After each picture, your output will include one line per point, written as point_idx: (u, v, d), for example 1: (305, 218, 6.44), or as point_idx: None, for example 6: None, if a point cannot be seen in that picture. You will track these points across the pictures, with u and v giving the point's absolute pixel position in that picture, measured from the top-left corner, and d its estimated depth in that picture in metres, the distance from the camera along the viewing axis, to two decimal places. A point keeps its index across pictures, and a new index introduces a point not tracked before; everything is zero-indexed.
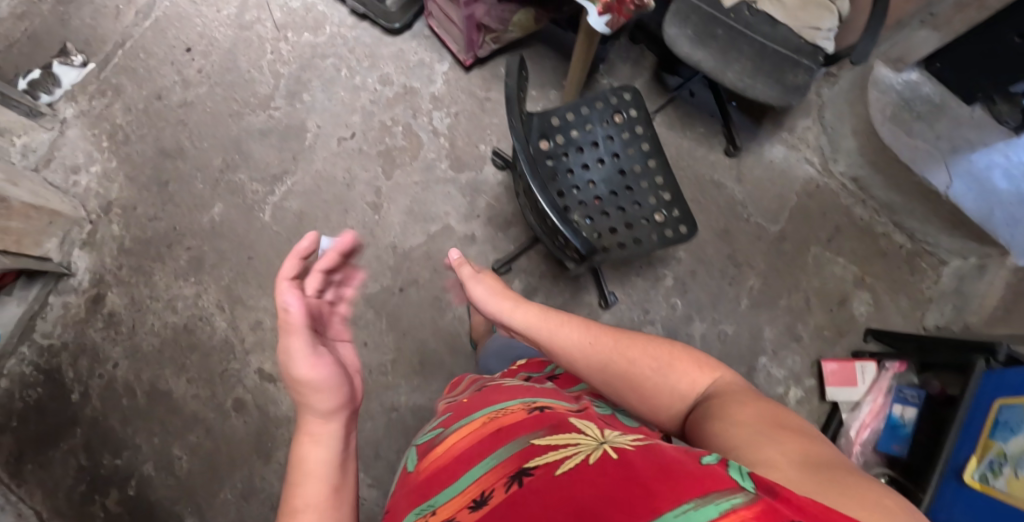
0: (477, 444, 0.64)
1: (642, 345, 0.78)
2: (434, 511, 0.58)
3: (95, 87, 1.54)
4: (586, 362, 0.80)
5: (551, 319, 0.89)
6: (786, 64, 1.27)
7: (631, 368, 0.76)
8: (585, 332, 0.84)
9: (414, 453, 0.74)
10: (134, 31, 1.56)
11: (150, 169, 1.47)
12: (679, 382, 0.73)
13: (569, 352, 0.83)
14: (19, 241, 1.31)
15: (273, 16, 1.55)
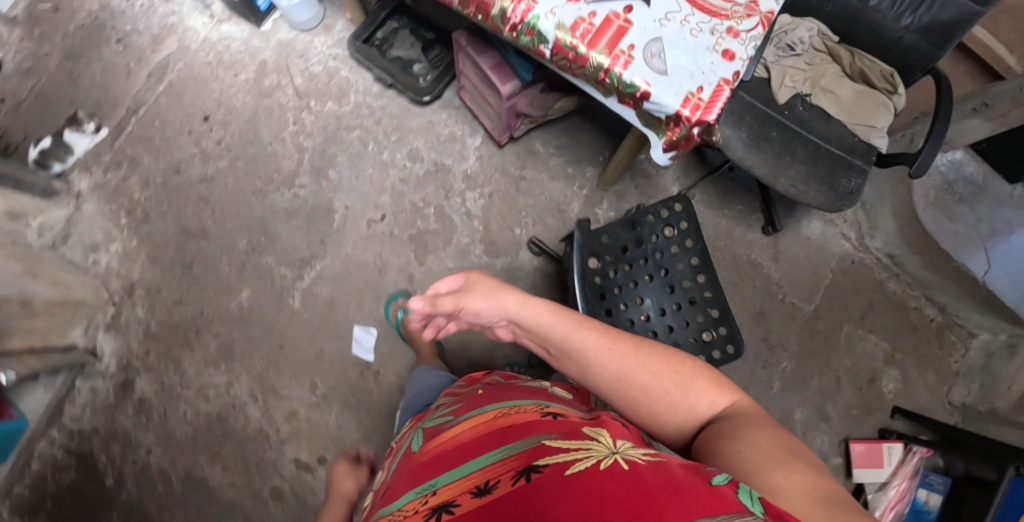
0: (486, 434, 0.64)
1: (661, 358, 0.75)
2: (435, 491, 0.59)
3: (110, 157, 1.48)
4: (598, 375, 0.78)
5: (561, 324, 0.82)
6: (839, 167, 1.24)
7: (647, 385, 0.74)
8: (603, 336, 0.80)
9: (422, 434, 0.75)
10: (148, 96, 1.50)
11: (172, 250, 1.43)
12: (697, 402, 0.72)
13: (583, 359, 0.79)
14: (45, 337, 1.29)
15: (294, 82, 1.49)
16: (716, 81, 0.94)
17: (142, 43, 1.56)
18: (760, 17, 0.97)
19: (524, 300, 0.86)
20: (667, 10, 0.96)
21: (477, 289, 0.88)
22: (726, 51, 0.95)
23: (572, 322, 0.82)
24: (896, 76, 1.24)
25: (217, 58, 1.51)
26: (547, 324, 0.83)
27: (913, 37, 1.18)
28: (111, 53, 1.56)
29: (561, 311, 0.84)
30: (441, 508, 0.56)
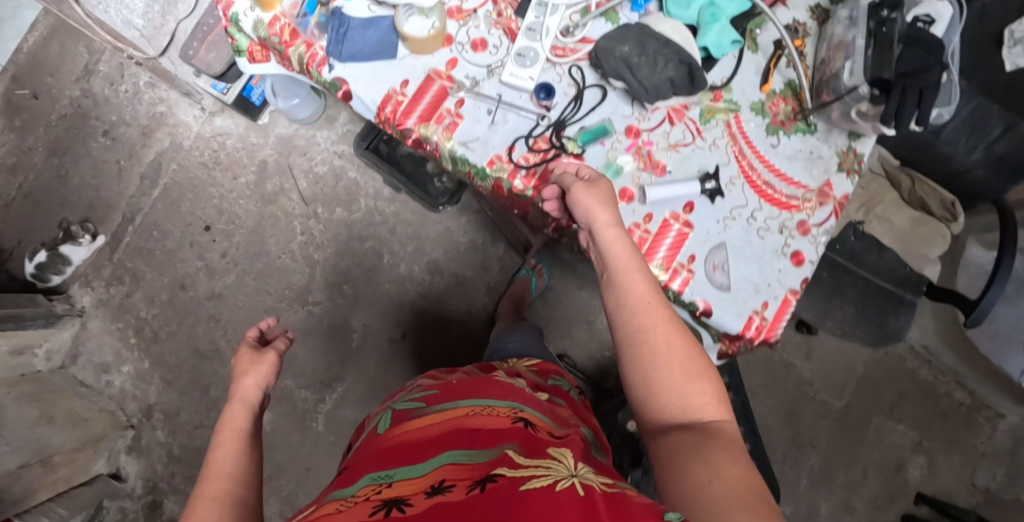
0: (453, 434, 0.66)
1: (688, 343, 0.69)
2: (389, 483, 0.60)
3: (110, 270, 1.40)
4: (622, 322, 0.72)
5: (623, 262, 0.75)
6: (888, 305, 1.19)
7: (659, 356, 0.69)
8: (651, 291, 0.73)
9: (388, 416, 0.74)
10: (143, 202, 1.41)
11: (187, 372, 1.37)
12: (691, 400, 0.67)
13: (620, 300, 0.73)
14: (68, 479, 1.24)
15: (299, 185, 1.39)
16: (783, 292, 0.88)
17: (132, 136, 1.45)
18: (831, 205, 0.91)
19: (615, 227, 0.76)
20: (733, 205, 0.88)
21: (584, 185, 0.78)
22: (795, 254, 0.89)
23: (634, 259, 0.75)
24: (955, 204, 1.19)
25: (212, 157, 1.40)
26: (613, 253, 0.75)
27: (983, 171, 1.12)
28: (99, 147, 1.45)
29: (631, 250, 0.76)
30: (393, 502, 0.56)
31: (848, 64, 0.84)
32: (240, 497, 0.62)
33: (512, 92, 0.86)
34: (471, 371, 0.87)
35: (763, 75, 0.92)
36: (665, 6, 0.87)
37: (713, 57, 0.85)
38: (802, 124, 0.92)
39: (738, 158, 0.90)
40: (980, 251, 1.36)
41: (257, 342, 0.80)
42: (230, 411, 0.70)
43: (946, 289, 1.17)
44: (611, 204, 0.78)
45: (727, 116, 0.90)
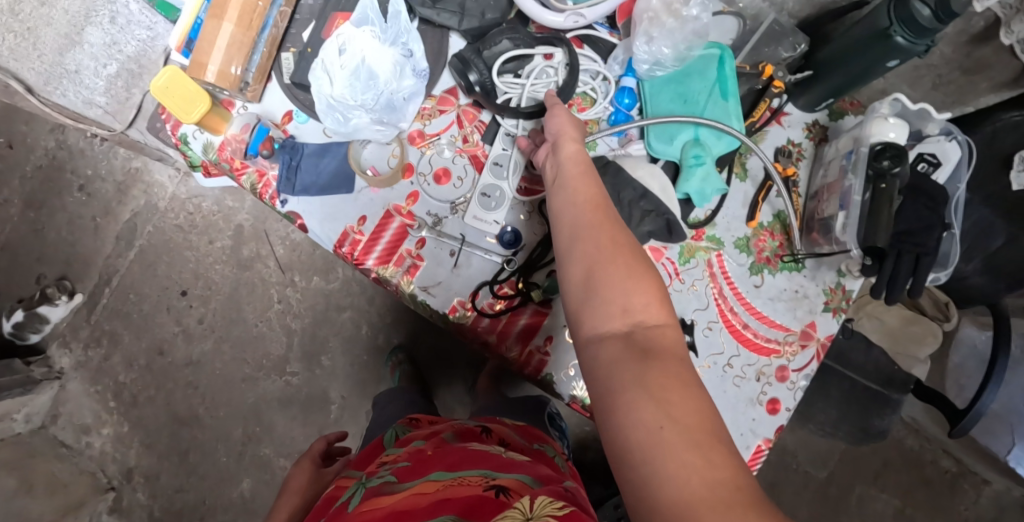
0: (421, 503, 0.61)
1: (632, 248, 0.59)
2: None
3: (88, 332, 1.39)
4: (566, 217, 0.63)
5: (575, 168, 0.67)
6: (873, 407, 1.11)
7: (604, 253, 0.59)
8: (600, 194, 0.64)
9: (361, 491, 0.66)
10: (119, 264, 1.39)
11: (166, 438, 1.37)
12: (630, 299, 0.57)
13: (566, 203, 0.64)
14: None
15: (276, 252, 1.36)
16: (757, 440, 0.85)
17: (107, 193, 1.40)
18: (814, 348, 0.87)
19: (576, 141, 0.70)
20: (708, 352, 0.85)
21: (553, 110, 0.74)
22: (771, 401, 0.86)
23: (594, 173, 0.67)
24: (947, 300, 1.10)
25: (188, 220, 1.37)
26: (571, 159, 0.68)
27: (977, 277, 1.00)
28: (74, 203, 1.41)
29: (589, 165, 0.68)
30: None
31: (842, 215, 0.78)
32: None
33: (476, 233, 0.82)
34: (455, 429, 0.80)
35: (750, 208, 0.86)
36: (649, 142, 0.80)
37: (694, 204, 0.80)
38: (791, 263, 0.86)
39: (718, 301, 0.85)
40: (972, 327, 1.16)
41: (317, 461, 0.88)
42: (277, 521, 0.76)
43: (935, 391, 1.04)
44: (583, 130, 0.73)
45: (708, 255, 0.85)
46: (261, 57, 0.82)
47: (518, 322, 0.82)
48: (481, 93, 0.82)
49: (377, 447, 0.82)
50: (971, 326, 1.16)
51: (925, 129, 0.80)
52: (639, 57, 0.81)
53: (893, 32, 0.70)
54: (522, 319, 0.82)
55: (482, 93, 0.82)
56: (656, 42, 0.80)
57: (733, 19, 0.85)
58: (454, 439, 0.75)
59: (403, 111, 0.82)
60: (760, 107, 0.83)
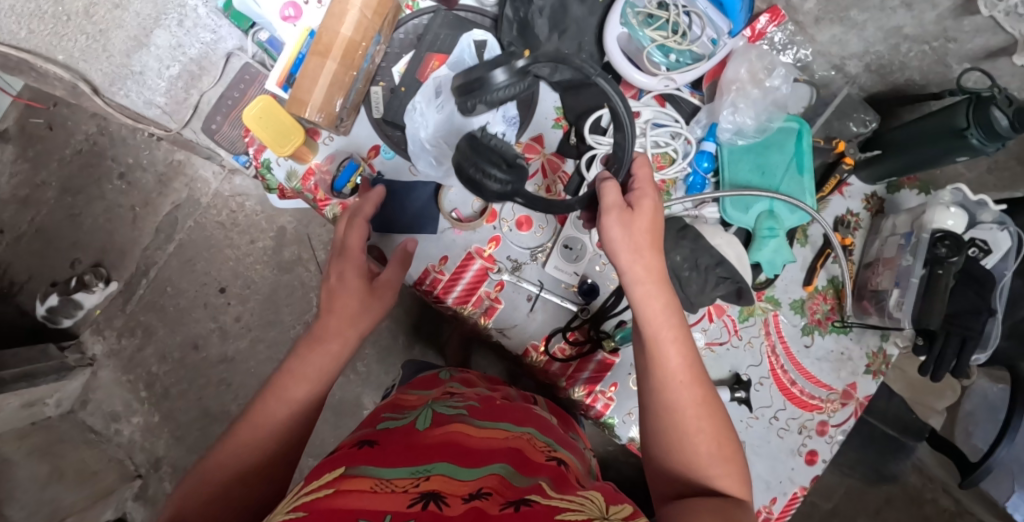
0: (489, 445, 0.63)
1: (713, 418, 0.65)
2: (429, 477, 0.56)
3: (122, 322, 1.40)
4: (653, 382, 0.67)
5: (659, 319, 0.67)
6: (888, 445, 1.22)
7: (685, 433, 0.64)
8: (684, 356, 0.67)
9: (429, 416, 0.69)
10: (158, 256, 1.40)
11: (196, 431, 1.39)
12: (712, 475, 0.63)
13: (654, 362, 0.67)
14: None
15: (318, 256, 1.39)
16: (793, 488, 0.90)
17: (147, 183, 1.40)
18: (853, 406, 0.92)
19: (652, 280, 0.68)
20: (758, 405, 0.90)
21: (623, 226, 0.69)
22: (809, 453, 0.91)
23: (673, 325, 0.68)
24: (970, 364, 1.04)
25: (230, 218, 1.39)
26: (649, 313, 0.68)
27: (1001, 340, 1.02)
28: (114, 191, 1.40)
29: (669, 312, 0.68)
30: (430, 499, 0.53)
31: (897, 291, 0.84)
32: (269, 458, 0.65)
33: (552, 280, 0.87)
34: (510, 391, 0.83)
35: (808, 273, 0.91)
36: (725, 208, 0.85)
37: (764, 271, 0.86)
38: (839, 326, 0.92)
39: (770, 357, 0.91)
40: (986, 381, 1.22)
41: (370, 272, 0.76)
42: (325, 348, 0.71)
43: (946, 440, 1.11)
44: (657, 253, 0.70)
45: (765, 314, 0.91)
46: (356, 93, 0.84)
47: (583, 373, 0.86)
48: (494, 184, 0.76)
49: (423, 381, 0.86)
50: (985, 379, 1.21)
51: (979, 216, 0.85)
52: (723, 126, 0.85)
53: (969, 134, 0.74)
54: (586, 369, 0.86)
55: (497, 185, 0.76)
56: (741, 113, 0.84)
57: (809, 88, 0.88)
58: (515, 399, 0.80)
59: None
60: (831, 181, 0.87)
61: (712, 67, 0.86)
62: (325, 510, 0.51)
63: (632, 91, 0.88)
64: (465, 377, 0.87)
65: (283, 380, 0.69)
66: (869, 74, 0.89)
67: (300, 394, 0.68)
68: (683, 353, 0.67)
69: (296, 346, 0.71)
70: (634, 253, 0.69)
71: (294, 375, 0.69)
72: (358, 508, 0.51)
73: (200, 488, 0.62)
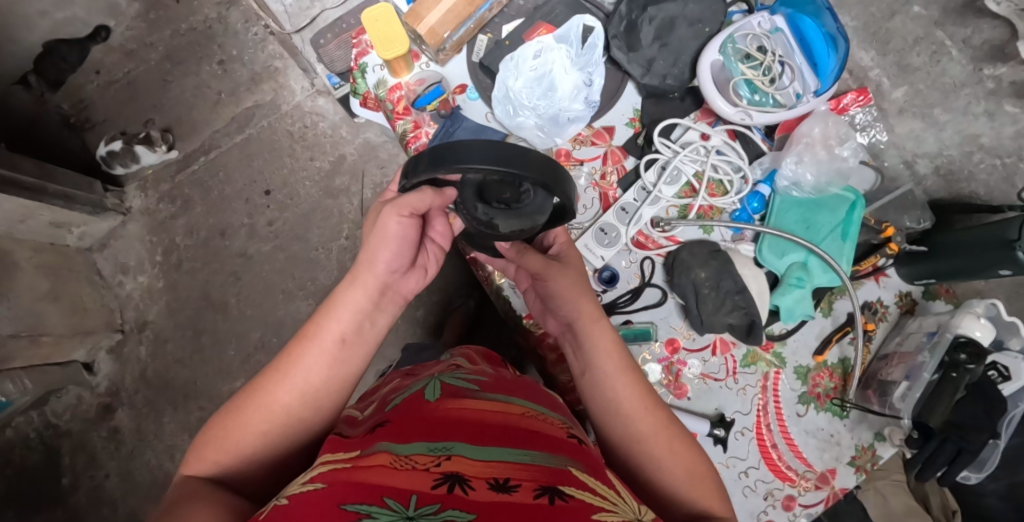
0: (506, 425, 0.67)
1: (679, 439, 0.70)
2: (451, 456, 0.60)
3: (167, 188, 1.47)
4: (619, 423, 0.70)
5: (610, 361, 0.72)
6: None
7: (663, 463, 0.68)
8: (635, 391, 0.71)
9: (438, 386, 0.75)
10: (222, 141, 1.47)
11: (190, 311, 1.45)
12: (694, 495, 0.67)
13: (611, 401, 0.71)
14: (50, 350, 1.32)
15: (363, 193, 1.44)
16: None
17: (241, 76, 1.49)
18: (827, 492, 0.87)
19: (597, 319, 0.74)
20: (732, 453, 0.87)
21: (563, 276, 0.75)
22: None
23: (617, 359, 0.72)
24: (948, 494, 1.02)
25: (301, 131, 1.46)
26: (596, 351, 0.72)
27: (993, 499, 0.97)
28: (209, 73, 1.49)
29: (617, 350, 0.73)
30: (454, 480, 0.57)
31: (905, 384, 0.84)
32: (297, 418, 0.68)
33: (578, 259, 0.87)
34: (511, 373, 0.86)
35: (822, 344, 0.89)
36: (762, 248, 0.87)
37: (780, 318, 0.86)
38: (837, 407, 0.88)
39: (759, 412, 0.88)
40: None
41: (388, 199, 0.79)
42: (357, 289, 0.71)
43: None
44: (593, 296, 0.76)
45: (768, 368, 0.88)
46: (465, 31, 0.89)
47: None
48: (505, 214, 0.71)
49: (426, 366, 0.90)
50: None
51: (1008, 342, 0.84)
52: (783, 173, 0.88)
53: (1017, 245, 0.76)
54: None
55: (507, 213, 0.70)
56: (803, 166, 0.88)
57: (874, 173, 0.91)
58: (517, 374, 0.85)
59: (563, 128, 0.88)
60: (869, 259, 0.88)
61: (789, 118, 0.89)
62: (345, 483, 0.56)
63: (708, 118, 0.92)
64: (466, 354, 0.90)
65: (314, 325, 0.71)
66: (937, 178, 0.91)
67: (326, 338, 0.70)
68: (638, 387, 0.71)
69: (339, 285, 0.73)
70: (580, 298, 0.74)
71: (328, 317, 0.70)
72: (380, 484, 0.55)
73: (226, 437, 0.66)
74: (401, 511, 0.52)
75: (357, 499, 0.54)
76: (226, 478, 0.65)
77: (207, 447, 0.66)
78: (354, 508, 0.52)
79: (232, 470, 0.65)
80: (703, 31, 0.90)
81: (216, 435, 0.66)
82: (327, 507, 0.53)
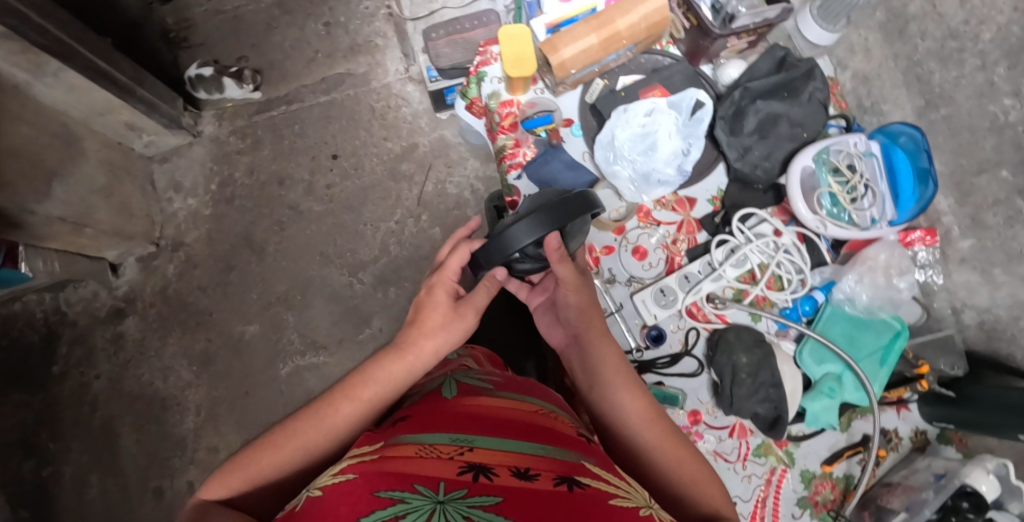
0: (520, 421, 0.71)
1: (683, 446, 0.76)
2: (473, 448, 0.64)
3: (241, 124, 1.51)
4: (626, 431, 0.78)
5: (613, 375, 0.80)
6: None
7: (669, 467, 0.75)
8: (638, 403, 0.78)
9: (453, 385, 0.80)
10: (306, 97, 1.52)
11: (227, 246, 1.48)
12: (702, 499, 0.73)
13: (615, 411, 0.79)
14: (85, 243, 1.35)
15: (424, 185, 1.47)
16: None
17: (341, 42, 1.54)
18: None
19: (602, 337, 0.83)
20: None
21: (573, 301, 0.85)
22: None
23: (619, 375, 0.81)
24: None
25: (383, 110, 1.50)
26: (599, 368, 0.81)
27: None
28: (313, 31, 1.54)
29: (620, 365, 0.81)
30: (479, 468, 0.60)
31: (903, 515, 0.86)
32: (323, 454, 0.78)
33: (632, 311, 0.91)
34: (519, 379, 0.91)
35: (832, 455, 0.91)
36: (802, 351, 0.91)
37: (804, 421, 0.90)
38: (830, 519, 0.89)
39: (757, 503, 0.88)
40: None
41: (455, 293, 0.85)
42: (408, 362, 0.82)
43: None
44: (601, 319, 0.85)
45: (776, 463, 0.90)
46: (587, 72, 0.92)
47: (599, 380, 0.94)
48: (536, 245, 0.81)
49: (435, 364, 0.95)
50: None
51: (1007, 504, 0.86)
52: (841, 286, 0.93)
53: None
54: None
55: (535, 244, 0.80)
56: (861, 286, 0.92)
57: (921, 310, 0.96)
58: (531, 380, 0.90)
59: (650, 188, 0.92)
60: (897, 389, 0.93)
61: (859, 238, 0.93)
62: (374, 473, 0.59)
63: (784, 216, 0.96)
64: (474, 356, 0.95)
65: (359, 384, 0.80)
66: (979, 331, 0.94)
67: (369, 399, 0.80)
68: (643, 400, 0.79)
69: (386, 353, 0.83)
70: (585, 319, 0.84)
71: (372, 381, 0.81)
72: (410, 473, 0.59)
73: (254, 465, 0.76)
74: (431, 495, 0.56)
75: (389, 486, 0.57)
76: (244, 499, 0.75)
77: (233, 471, 0.76)
78: (388, 495, 0.56)
79: (248, 493, 0.75)
80: (801, 134, 0.95)
81: (247, 462, 0.76)
82: (361, 495, 0.56)
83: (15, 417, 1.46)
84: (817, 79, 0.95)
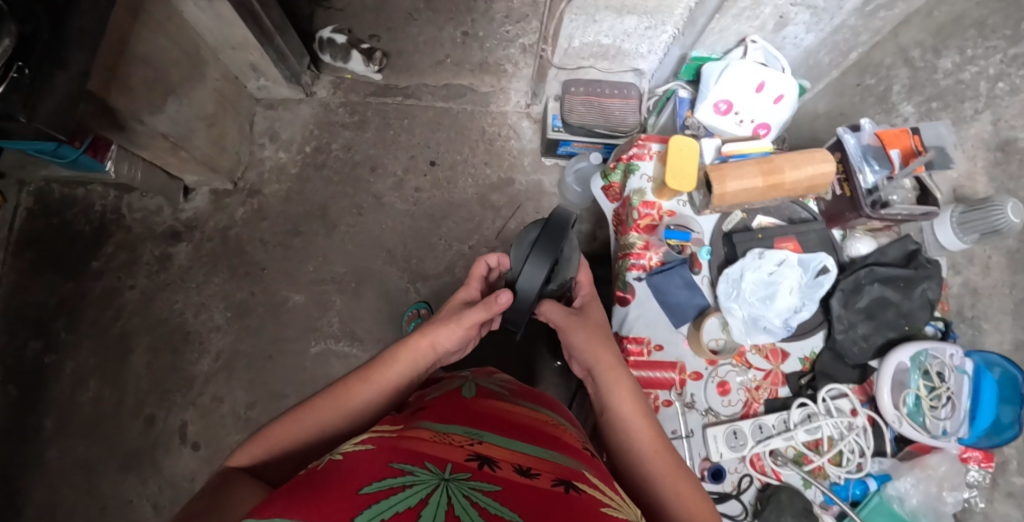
0: (529, 426, 0.68)
1: (687, 482, 0.75)
2: (482, 442, 0.61)
3: (353, 100, 1.52)
4: (634, 463, 0.77)
5: (625, 406, 0.80)
6: None
7: (674, 503, 0.73)
8: (645, 436, 0.78)
9: (473, 388, 0.78)
10: (423, 96, 1.53)
11: (301, 210, 1.48)
12: None
13: (624, 442, 0.78)
14: (173, 162, 1.34)
15: (508, 221, 1.48)
16: None
17: (473, 56, 1.55)
18: None
19: (615, 369, 0.82)
20: None
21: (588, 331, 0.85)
22: None
23: (632, 407, 0.80)
24: None
25: (492, 136, 1.52)
26: (610, 398, 0.80)
27: None
28: (450, 36, 1.56)
29: (632, 396, 0.80)
30: (482, 458, 0.58)
31: None
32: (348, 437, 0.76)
33: (699, 444, 0.92)
34: None
35: None
36: None
37: None
38: None
39: None
40: None
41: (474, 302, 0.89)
42: (417, 349, 0.81)
43: None
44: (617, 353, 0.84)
45: None
46: (736, 205, 0.95)
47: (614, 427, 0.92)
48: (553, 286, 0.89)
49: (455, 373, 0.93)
50: None
51: None
52: (896, 484, 0.95)
53: None
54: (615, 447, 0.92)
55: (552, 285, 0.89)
56: (914, 489, 0.94)
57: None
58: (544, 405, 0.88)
59: (754, 332, 0.94)
60: None
61: (926, 442, 0.95)
62: (390, 446, 0.57)
63: (861, 395, 0.98)
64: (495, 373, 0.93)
65: (375, 366, 0.79)
66: None
67: (385, 383, 0.78)
68: (652, 433, 0.78)
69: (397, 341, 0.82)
70: (596, 350, 0.83)
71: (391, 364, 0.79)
72: (421, 453, 0.56)
73: (276, 437, 0.74)
74: (437, 472, 0.53)
75: (402, 459, 0.55)
76: (266, 472, 0.72)
77: (257, 441, 0.73)
78: (399, 467, 0.54)
79: (271, 463, 0.73)
80: (903, 325, 0.97)
81: (268, 431, 0.74)
82: (374, 464, 0.54)
83: (40, 298, 1.45)
84: (932, 278, 0.96)
